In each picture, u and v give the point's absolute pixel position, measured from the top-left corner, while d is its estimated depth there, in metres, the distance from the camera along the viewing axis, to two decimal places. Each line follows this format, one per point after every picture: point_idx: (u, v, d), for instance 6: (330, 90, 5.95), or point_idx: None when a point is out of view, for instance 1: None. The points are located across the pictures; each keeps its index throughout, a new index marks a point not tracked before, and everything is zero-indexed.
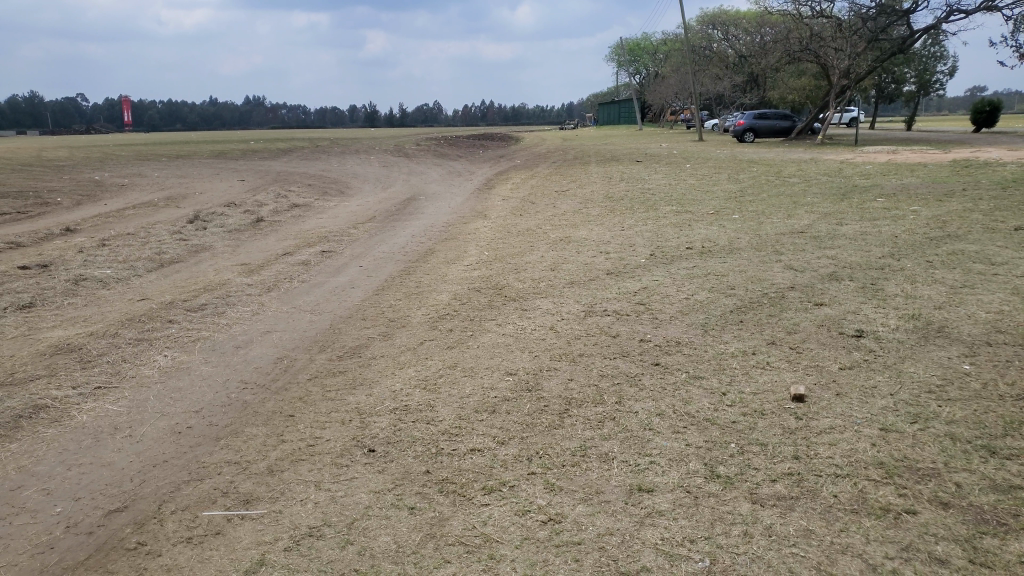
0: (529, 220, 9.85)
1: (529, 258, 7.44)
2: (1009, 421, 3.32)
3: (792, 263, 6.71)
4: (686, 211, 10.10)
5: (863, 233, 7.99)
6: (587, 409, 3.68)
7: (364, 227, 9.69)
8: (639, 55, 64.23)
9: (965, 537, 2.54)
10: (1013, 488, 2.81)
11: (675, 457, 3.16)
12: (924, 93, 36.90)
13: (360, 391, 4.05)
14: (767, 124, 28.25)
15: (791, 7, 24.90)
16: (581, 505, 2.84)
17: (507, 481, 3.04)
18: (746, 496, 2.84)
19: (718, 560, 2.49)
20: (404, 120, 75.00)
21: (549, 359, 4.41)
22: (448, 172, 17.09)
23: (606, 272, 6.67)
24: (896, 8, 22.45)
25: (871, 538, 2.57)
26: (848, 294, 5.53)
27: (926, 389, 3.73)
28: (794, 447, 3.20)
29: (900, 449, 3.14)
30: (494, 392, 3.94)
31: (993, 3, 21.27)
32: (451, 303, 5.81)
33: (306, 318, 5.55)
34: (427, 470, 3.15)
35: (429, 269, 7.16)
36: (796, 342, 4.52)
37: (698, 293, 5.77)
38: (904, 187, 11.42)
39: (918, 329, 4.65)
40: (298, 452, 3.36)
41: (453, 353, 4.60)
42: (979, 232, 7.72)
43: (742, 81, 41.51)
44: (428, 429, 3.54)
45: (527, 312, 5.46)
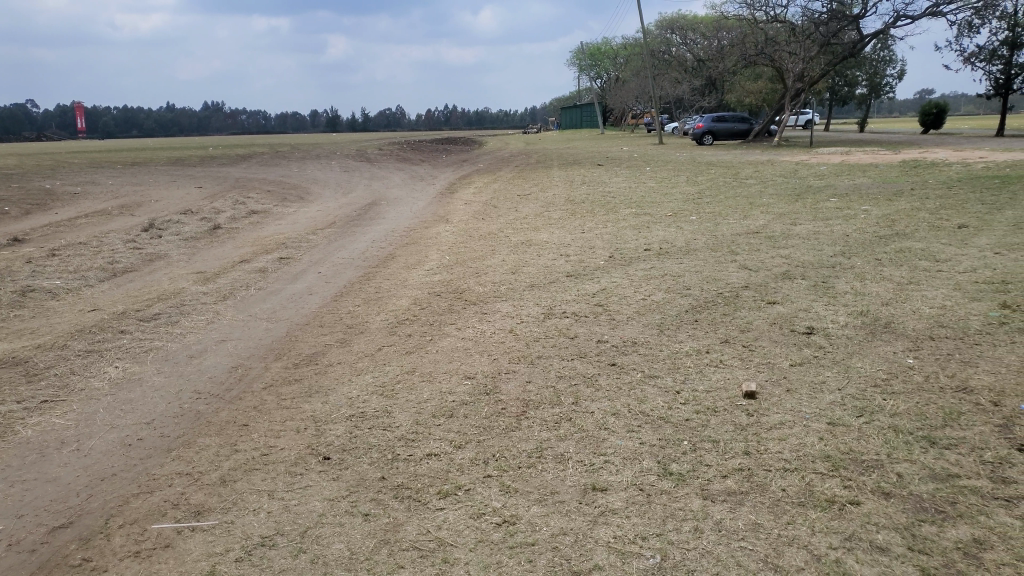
0: (490, 224, 9.86)
1: (489, 262, 7.45)
2: (949, 413, 3.43)
3: (747, 262, 6.84)
4: (645, 213, 10.22)
5: (816, 232, 8.16)
6: (545, 411, 3.69)
7: (323, 233, 9.59)
8: (599, 59, 64.74)
9: (904, 526, 2.61)
10: (952, 477, 2.90)
11: (629, 456, 3.19)
12: (874, 96, 37.82)
13: (316, 399, 4.01)
14: (725, 127, 28.75)
15: (746, 12, 25.35)
16: (536, 506, 2.86)
17: (463, 484, 3.04)
18: (698, 492, 2.89)
19: (668, 556, 2.52)
20: (365, 125, 74.42)
21: (507, 361, 4.43)
22: (411, 177, 16.99)
23: (565, 275, 6.71)
24: (846, 13, 23.02)
25: (816, 529, 2.62)
26: (800, 292, 5.65)
27: (872, 383, 3.83)
28: (745, 443, 3.26)
29: (845, 442, 3.21)
30: (452, 396, 3.93)
31: (938, 9, 21.96)
32: (410, 308, 5.78)
33: (263, 326, 5.48)
34: (382, 476, 3.13)
35: (389, 274, 7.11)
36: (749, 340, 4.60)
37: (655, 294, 5.82)
38: (857, 188, 11.70)
39: (867, 325, 4.77)
40: (252, 462, 3.31)
41: (411, 359, 4.58)
42: (924, 230, 7.94)
43: (700, 85, 42.14)
44: (385, 435, 3.52)
45: (487, 316, 5.47)
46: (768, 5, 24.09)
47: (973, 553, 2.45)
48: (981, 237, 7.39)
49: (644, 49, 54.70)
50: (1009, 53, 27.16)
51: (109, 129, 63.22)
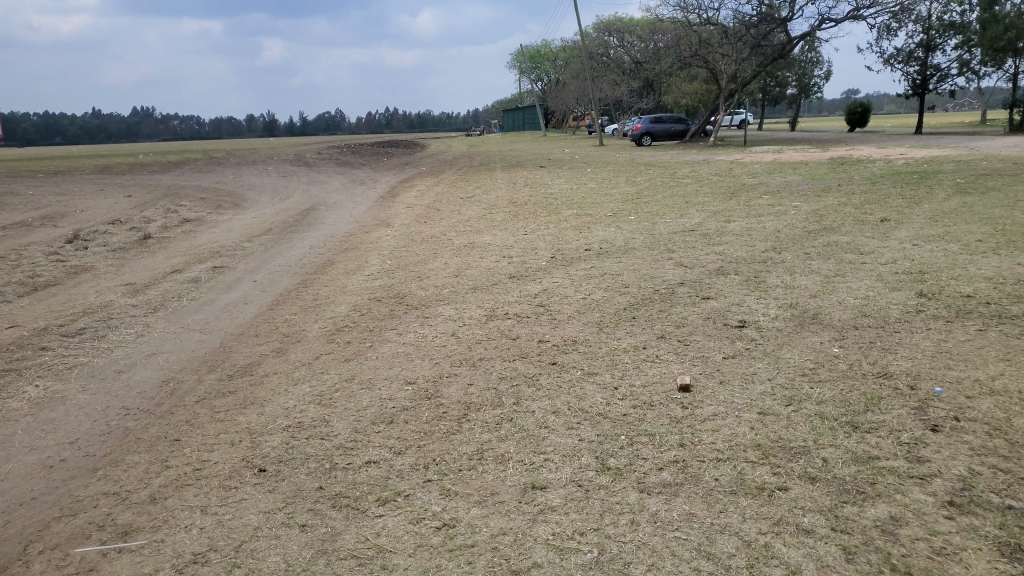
0: (431, 228, 9.80)
1: (430, 265, 7.42)
2: (870, 398, 3.57)
3: (683, 259, 6.99)
4: (586, 214, 10.33)
5: (750, 229, 8.38)
6: (486, 412, 3.70)
7: (260, 241, 9.40)
8: (537, 62, 65.13)
9: (829, 508, 2.71)
10: (872, 459, 3.02)
11: (568, 453, 3.22)
12: (803, 96, 39.04)
13: (251, 410, 3.92)
14: (663, 128, 29.27)
15: (679, 14, 25.80)
16: (475, 508, 2.86)
17: (403, 490, 3.01)
18: (635, 486, 2.93)
19: (605, 550, 2.55)
20: (301, 130, 73.10)
21: (448, 365, 4.41)
22: (350, 182, 16.75)
23: (507, 276, 6.73)
24: (774, 16, 23.82)
25: (747, 516, 2.69)
26: (733, 287, 5.81)
27: (800, 372, 3.96)
28: (680, 435, 3.33)
29: (775, 431, 3.31)
30: (392, 402, 3.89)
31: (859, 12, 22.87)
32: (349, 314, 5.72)
33: (195, 338, 5.33)
34: (319, 486, 3.08)
35: (327, 281, 7.01)
36: (684, 335, 4.70)
37: (595, 293, 5.90)
38: (787, 185, 12.08)
39: (796, 317, 4.92)
40: (184, 478, 3.22)
41: (350, 366, 4.53)
42: (850, 224, 8.25)
43: (636, 87, 42.83)
44: (323, 444, 3.46)
45: (428, 320, 5.44)
46: (700, 8, 24.61)
47: (890, 530, 2.56)
48: (902, 229, 7.73)
49: (581, 51, 55.20)
50: (924, 54, 28.46)
51: (30, 136, 60.52)
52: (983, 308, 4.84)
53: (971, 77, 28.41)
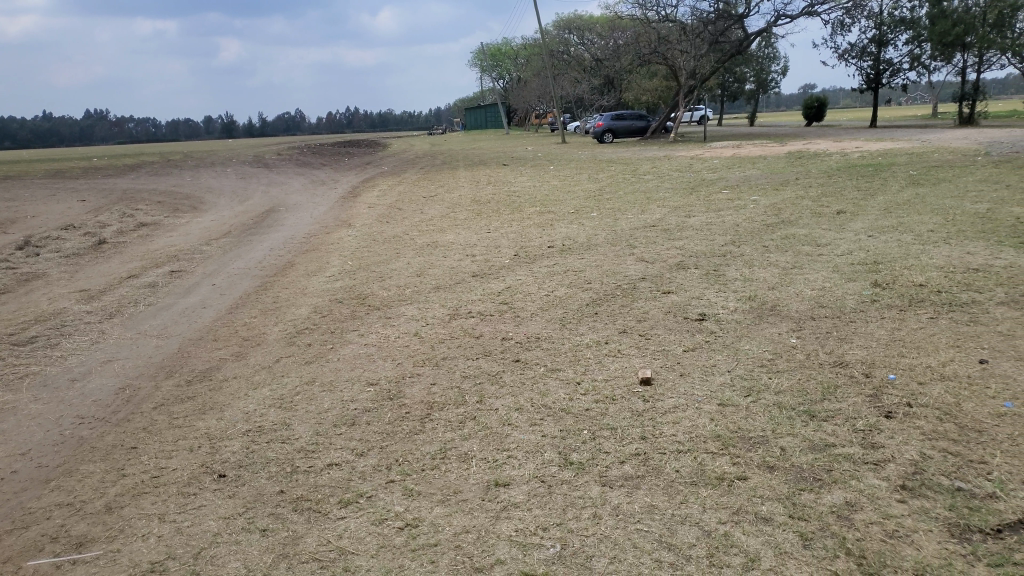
0: (393, 227, 9.73)
1: (393, 265, 7.37)
2: (827, 387, 3.64)
3: (645, 254, 7.04)
4: (549, 211, 10.35)
5: (709, 223, 8.48)
6: (449, 412, 3.69)
7: (218, 244, 9.24)
8: (498, 60, 65.05)
9: (787, 495, 2.76)
10: (829, 446, 3.08)
11: (531, 449, 3.23)
12: (760, 92, 39.62)
13: (210, 415, 3.85)
14: (623, 125, 29.48)
15: (638, 11, 25.95)
16: (438, 507, 2.85)
17: (365, 492, 2.99)
18: (597, 480, 2.95)
19: (568, 544, 2.56)
20: (260, 130, 72.03)
21: (411, 365, 4.39)
22: (310, 182, 16.54)
23: (470, 275, 6.71)
24: (731, 13, 24.14)
25: (707, 506, 2.73)
26: (693, 281, 5.87)
27: (759, 363, 4.02)
28: (642, 428, 3.35)
29: (734, 421, 3.36)
30: (354, 404, 3.86)
31: (814, 8, 23.28)
32: (311, 316, 5.65)
33: (152, 343, 5.21)
34: (281, 490, 3.04)
35: (287, 283, 6.92)
36: (646, 329, 4.74)
37: (558, 290, 5.91)
38: (747, 179, 12.24)
39: (755, 309, 5.00)
40: (141, 486, 3.15)
41: (311, 368, 4.47)
42: (807, 216, 8.39)
43: (597, 84, 43.04)
44: (284, 448, 3.42)
45: (391, 320, 5.41)
46: (658, 5, 24.79)
47: (846, 515, 2.62)
48: (857, 221, 7.89)
49: (542, 48, 55.27)
50: (876, 50, 29.10)
51: None
52: (934, 297, 4.97)
53: (922, 72, 29.15)
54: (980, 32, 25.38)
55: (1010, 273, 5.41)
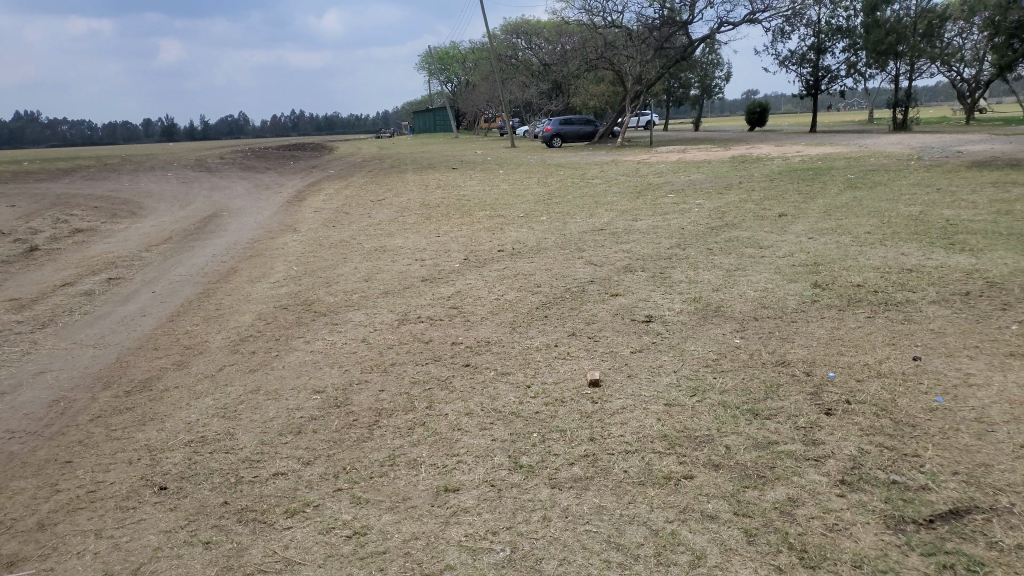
0: (340, 232, 9.61)
1: (340, 270, 7.29)
2: (770, 386, 3.73)
3: (593, 258, 7.11)
4: (498, 215, 10.36)
5: (656, 227, 8.60)
6: (397, 418, 3.65)
7: (158, 250, 8.99)
8: (446, 64, 64.87)
9: (732, 493, 2.81)
10: (772, 444, 3.15)
11: (480, 453, 3.22)
12: (705, 97, 40.39)
13: (150, 427, 3.74)
14: (571, 129, 29.73)
15: (585, 16, 26.19)
16: (387, 514, 2.82)
17: (311, 501, 2.94)
18: (547, 483, 2.96)
19: (518, 548, 2.56)
20: (202, 133, 70.41)
21: (358, 371, 4.34)
22: (254, 186, 16.22)
23: (419, 279, 6.68)
24: (676, 19, 24.56)
25: (655, 505, 2.76)
26: (640, 284, 5.95)
27: (704, 363, 4.09)
28: (590, 430, 3.38)
29: (680, 421, 3.41)
30: (300, 412, 3.79)
31: (755, 16, 23.88)
32: (255, 323, 5.54)
33: (88, 354, 5.04)
34: (224, 501, 2.97)
35: (231, 289, 6.77)
36: (594, 332, 4.78)
37: (507, 293, 5.92)
38: (691, 183, 12.47)
39: (699, 310, 5.08)
40: (77, 501, 3.04)
41: (255, 377, 4.37)
42: (750, 219, 8.58)
43: (545, 89, 43.32)
44: (227, 458, 3.34)
45: (337, 326, 5.34)
46: (605, 11, 25.07)
47: (788, 511, 2.68)
48: (798, 224, 8.11)
49: (489, 52, 55.35)
50: (815, 57, 29.98)
51: None
52: (871, 297, 5.13)
53: (857, 79, 30.15)
54: (911, 42, 26.38)
55: (941, 273, 5.63)
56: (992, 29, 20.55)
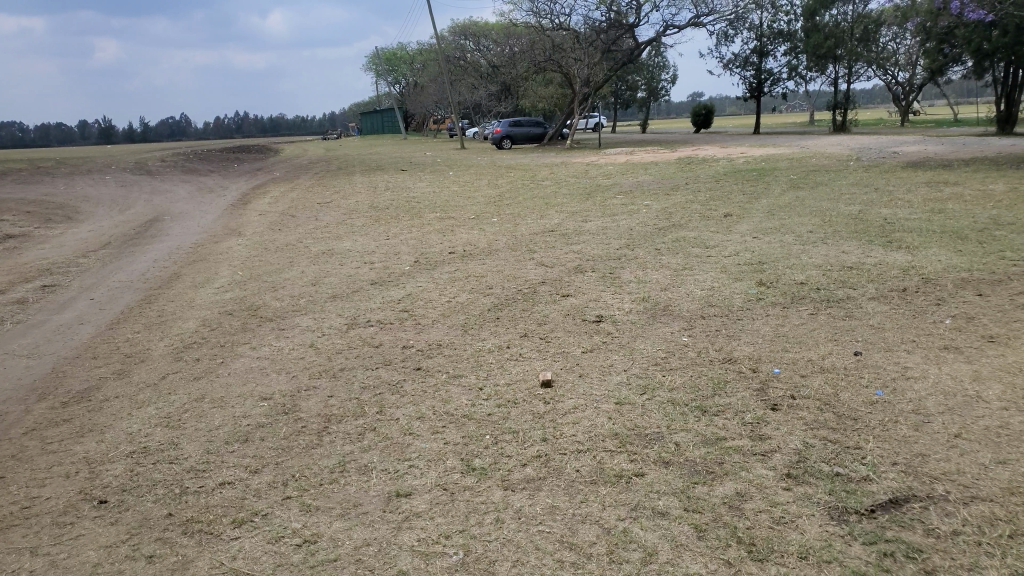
0: (287, 235, 9.45)
1: (287, 274, 7.16)
2: (718, 382, 3.80)
3: (544, 259, 7.14)
4: (449, 217, 10.32)
5: (605, 227, 8.69)
6: (347, 424, 3.60)
7: (96, 256, 8.70)
8: (394, 65, 64.41)
9: (682, 489, 2.85)
10: (720, 440, 3.21)
11: (433, 457, 3.20)
12: (652, 99, 40.93)
13: (89, 438, 3.62)
14: (521, 131, 29.82)
15: (533, 19, 26.28)
16: (338, 521, 2.78)
17: (260, 510, 2.88)
18: (500, 484, 2.95)
19: (471, 551, 2.55)
20: (142, 135, 68.47)
21: (307, 377, 4.26)
22: (196, 190, 15.83)
23: (369, 283, 6.61)
24: (622, 22, 24.84)
25: (606, 504, 2.78)
26: (591, 284, 5.99)
27: (653, 362, 4.14)
28: (543, 430, 3.39)
29: (630, 419, 3.44)
30: (247, 420, 3.71)
31: (700, 19, 24.33)
32: (199, 330, 5.41)
33: (22, 364, 4.85)
34: (169, 513, 2.89)
35: (173, 296, 6.60)
36: (545, 332, 4.79)
37: (458, 295, 5.90)
38: (639, 185, 12.63)
39: (649, 310, 5.14)
40: (11, 518, 2.92)
41: (200, 385, 4.26)
42: (697, 220, 8.73)
43: (494, 90, 43.34)
44: (171, 468, 3.25)
45: (285, 331, 5.24)
46: (552, 14, 25.21)
47: (737, 505, 2.73)
48: (742, 224, 8.28)
49: (438, 53, 55.13)
50: (758, 60, 30.66)
51: None
52: (814, 294, 5.26)
53: (799, 81, 30.95)
54: (849, 46, 27.23)
55: (880, 270, 5.81)
56: (924, 34, 21.36)
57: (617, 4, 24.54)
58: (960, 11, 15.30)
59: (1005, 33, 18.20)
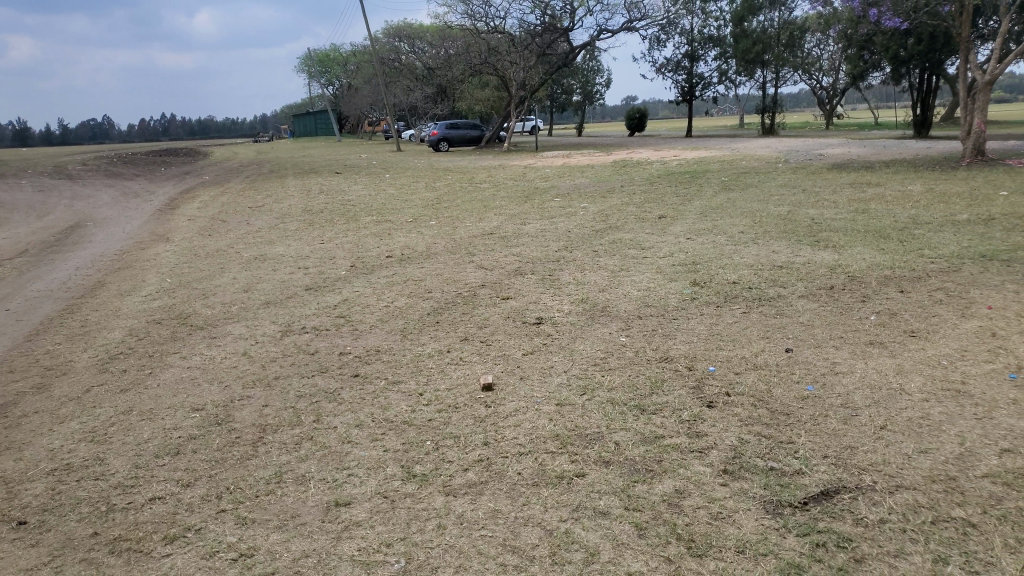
0: (218, 240, 9.20)
1: (218, 281, 6.97)
2: (655, 381, 3.86)
3: (483, 262, 7.14)
4: (386, 220, 10.23)
5: (543, 230, 8.74)
6: (284, 433, 3.52)
7: (12, 264, 8.30)
8: (328, 67, 63.48)
9: (623, 488, 2.88)
10: (659, 438, 3.26)
11: (372, 465, 3.16)
12: (587, 102, 41.41)
13: (7, 457, 3.44)
14: (458, 133, 29.77)
15: (468, 22, 26.27)
16: (275, 533, 2.71)
17: (192, 524, 2.79)
18: (441, 490, 2.93)
19: (413, 558, 2.52)
20: (61, 137, 65.67)
21: (241, 387, 4.15)
22: (121, 194, 15.26)
23: (304, 288, 6.49)
24: (556, 26, 25.07)
25: (549, 505, 2.79)
26: (530, 286, 6.01)
27: (593, 362, 4.18)
28: (484, 434, 3.38)
29: (571, 420, 3.46)
30: (178, 432, 3.59)
31: (633, 24, 24.74)
32: (126, 340, 5.21)
33: None
34: (94, 532, 2.77)
35: (97, 305, 6.34)
36: (486, 336, 4.79)
37: (397, 300, 5.85)
38: (576, 187, 12.76)
39: (587, 311, 5.20)
40: None
41: (126, 397, 4.10)
42: (633, 221, 8.87)
43: (430, 93, 43.17)
44: (98, 485, 3.12)
45: (217, 340, 5.10)
46: (487, 17, 25.25)
47: (676, 502, 2.77)
48: (677, 225, 8.46)
49: (372, 56, 54.62)
50: (689, 64, 31.37)
51: None
52: (746, 293, 5.40)
53: (729, 85, 31.79)
54: (776, 51, 28.10)
55: (807, 269, 6.00)
56: (846, 41, 22.23)
57: (551, 8, 24.76)
58: (878, 19, 15.97)
59: (920, 42, 19.33)
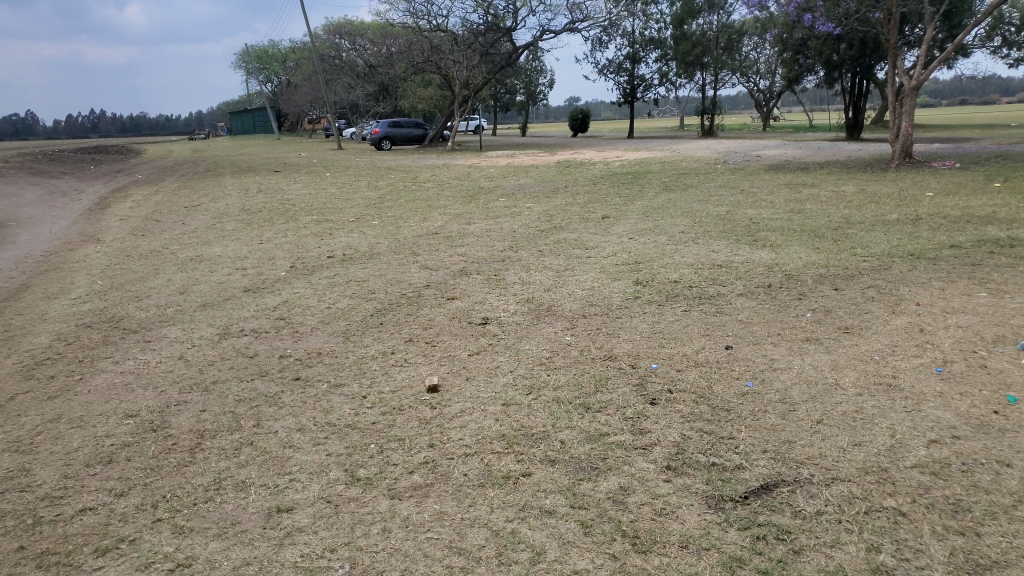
0: (152, 241, 8.91)
1: (153, 283, 6.76)
2: (599, 379, 3.89)
3: (427, 262, 7.09)
4: (328, 220, 10.07)
5: (488, 230, 8.73)
6: (222, 439, 3.43)
7: None
8: (267, 63, 62.20)
9: (568, 487, 2.90)
10: (603, 436, 3.29)
11: (315, 469, 3.10)
12: (531, 102, 41.57)
13: None
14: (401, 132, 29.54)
15: (410, 20, 26.09)
16: (214, 542, 2.64)
17: (126, 535, 2.69)
18: (386, 493, 2.90)
19: (357, 563, 2.49)
20: None
21: (177, 392, 4.03)
22: (48, 193, 14.64)
23: (243, 290, 6.33)
24: (500, 26, 25.11)
25: (495, 506, 2.79)
26: (475, 286, 6.00)
27: (538, 362, 4.19)
28: (429, 436, 3.35)
29: (516, 420, 3.47)
30: (110, 440, 3.46)
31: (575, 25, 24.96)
32: (53, 345, 5.00)
33: None
34: (20, 547, 2.65)
35: (22, 308, 6.07)
36: (430, 337, 4.76)
37: (339, 301, 5.76)
38: (519, 187, 12.79)
39: (532, 310, 5.21)
40: None
41: (54, 405, 3.93)
42: (577, 221, 8.93)
43: (372, 91, 42.68)
44: (23, 497, 2.99)
45: (151, 343, 4.93)
46: (430, 15, 25.12)
47: (620, 499, 2.80)
48: (619, 224, 8.56)
49: (312, 53, 53.73)
50: (631, 66, 31.82)
51: None
52: (687, 291, 5.50)
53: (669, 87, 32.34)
54: (715, 54, 28.72)
55: (746, 268, 6.14)
56: (781, 45, 22.86)
57: (494, 7, 24.79)
58: (811, 24, 16.48)
59: (851, 47, 20.05)
